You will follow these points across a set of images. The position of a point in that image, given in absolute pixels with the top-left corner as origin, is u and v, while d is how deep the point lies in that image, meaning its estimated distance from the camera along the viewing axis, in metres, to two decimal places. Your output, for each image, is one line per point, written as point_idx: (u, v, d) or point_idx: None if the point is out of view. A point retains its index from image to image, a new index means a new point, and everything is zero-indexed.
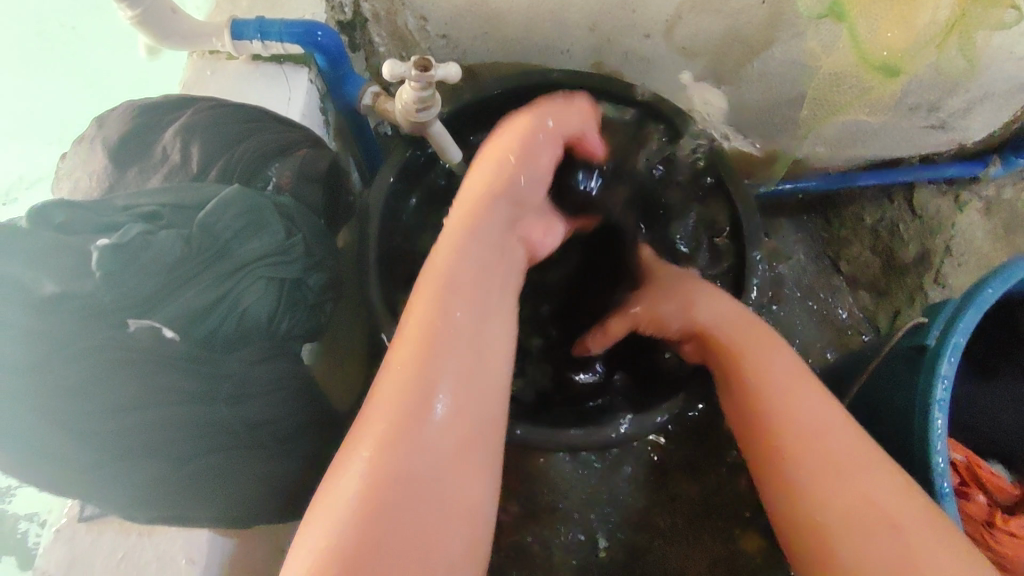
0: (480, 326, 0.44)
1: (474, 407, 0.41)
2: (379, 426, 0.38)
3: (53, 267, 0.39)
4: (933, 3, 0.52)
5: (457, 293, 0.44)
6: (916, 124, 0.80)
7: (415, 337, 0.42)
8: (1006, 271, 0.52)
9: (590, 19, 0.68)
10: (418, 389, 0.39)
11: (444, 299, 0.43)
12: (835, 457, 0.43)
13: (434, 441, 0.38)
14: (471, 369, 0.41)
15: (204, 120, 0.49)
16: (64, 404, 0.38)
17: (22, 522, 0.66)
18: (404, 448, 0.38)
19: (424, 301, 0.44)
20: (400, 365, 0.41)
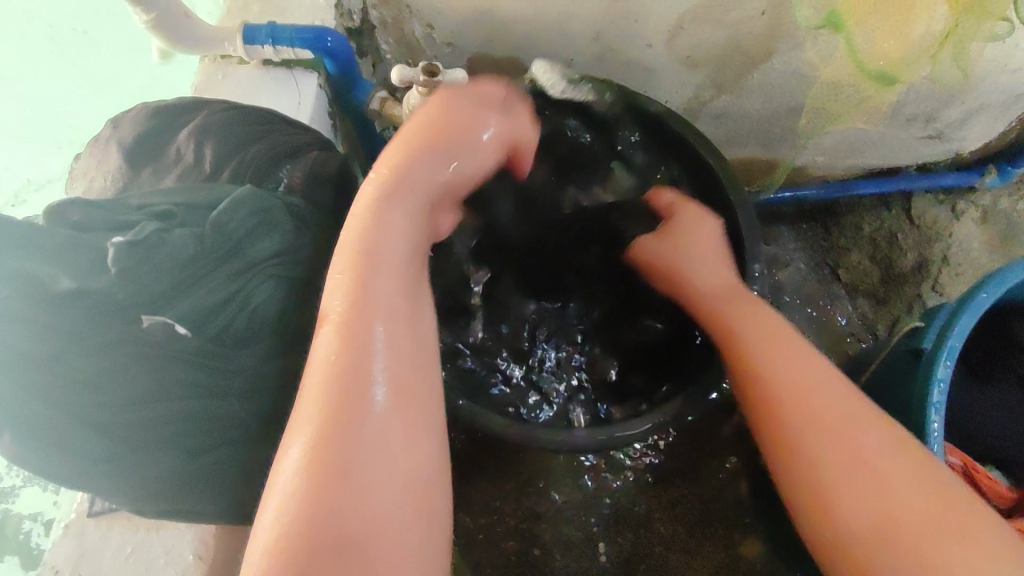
0: (404, 298, 0.43)
1: (409, 385, 0.40)
2: (315, 415, 0.38)
3: (72, 264, 0.40)
4: (927, 16, 0.53)
5: (387, 270, 0.43)
6: (914, 135, 0.81)
7: (339, 324, 0.40)
8: (1000, 276, 0.53)
9: (594, 29, 0.70)
10: (349, 379, 0.39)
11: (368, 278, 0.42)
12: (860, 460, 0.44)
13: (374, 432, 0.38)
14: (399, 345, 0.41)
15: (217, 122, 0.51)
16: (81, 394, 0.39)
17: (25, 522, 0.67)
18: (343, 443, 0.37)
19: (345, 284, 0.42)
20: (325, 360, 0.40)
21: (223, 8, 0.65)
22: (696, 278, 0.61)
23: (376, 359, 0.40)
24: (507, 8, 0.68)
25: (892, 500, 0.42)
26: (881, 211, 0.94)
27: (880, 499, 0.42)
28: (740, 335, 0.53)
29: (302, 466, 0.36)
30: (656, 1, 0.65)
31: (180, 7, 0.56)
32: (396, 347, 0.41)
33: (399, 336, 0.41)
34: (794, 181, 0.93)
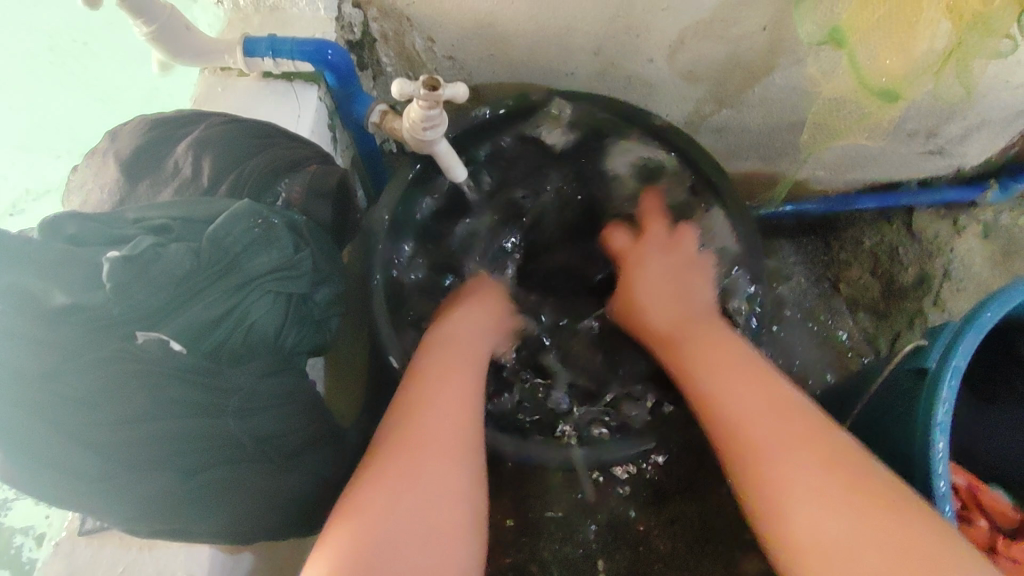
0: (456, 386, 0.52)
1: (451, 455, 0.48)
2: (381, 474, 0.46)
3: (66, 279, 0.40)
4: (931, 33, 0.53)
5: (449, 368, 0.54)
6: (915, 150, 0.81)
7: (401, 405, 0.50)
8: (1004, 295, 0.53)
9: (595, 44, 0.70)
10: (417, 434, 0.48)
11: (436, 370, 0.54)
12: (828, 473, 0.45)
13: (426, 476, 0.46)
14: (448, 423, 0.49)
15: (216, 135, 0.50)
16: (74, 411, 0.39)
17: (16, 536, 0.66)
18: (401, 481, 0.45)
19: (420, 373, 0.53)
20: (399, 420, 0.49)
21: (223, 19, 0.65)
22: (646, 307, 0.64)
23: (438, 422, 0.49)
24: (509, 23, 0.68)
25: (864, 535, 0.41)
26: (881, 225, 0.93)
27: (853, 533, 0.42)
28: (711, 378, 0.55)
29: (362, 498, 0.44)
30: (658, 17, 0.65)
31: (181, 19, 0.56)
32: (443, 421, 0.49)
33: (445, 413, 0.50)
34: (794, 196, 0.93)
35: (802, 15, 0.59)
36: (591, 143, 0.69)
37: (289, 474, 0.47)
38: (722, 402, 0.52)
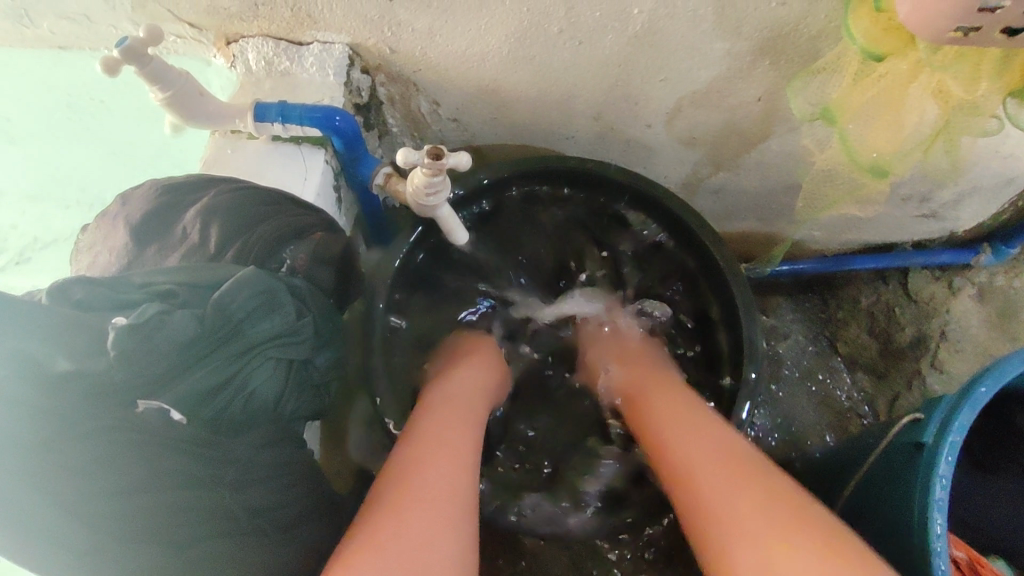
0: (454, 443, 0.51)
1: (446, 507, 0.45)
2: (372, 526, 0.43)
3: (70, 343, 0.40)
4: (918, 114, 0.54)
5: (442, 426, 0.53)
6: (909, 213, 0.85)
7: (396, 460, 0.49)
8: (999, 368, 0.53)
9: (594, 109, 0.72)
10: (406, 485, 0.46)
11: (428, 428, 0.52)
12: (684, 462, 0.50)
13: (412, 534, 0.42)
14: (447, 476, 0.47)
15: (225, 202, 0.51)
16: (71, 481, 0.39)
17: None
18: (390, 533, 0.42)
19: (410, 437, 0.52)
20: (391, 474, 0.47)
21: (235, 82, 0.67)
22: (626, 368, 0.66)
23: (432, 479, 0.47)
24: (511, 89, 0.70)
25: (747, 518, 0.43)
26: (877, 285, 0.96)
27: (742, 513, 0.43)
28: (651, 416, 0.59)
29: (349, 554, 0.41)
30: (657, 88, 0.67)
31: (195, 85, 0.58)
32: (440, 471, 0.47)
33: (445, 464, 0.48)
34: (793, 256, 0.97)
35: (794, 92, 0.61)
36: (591, 203, 0.70)
37: (287, 547, 0.46)
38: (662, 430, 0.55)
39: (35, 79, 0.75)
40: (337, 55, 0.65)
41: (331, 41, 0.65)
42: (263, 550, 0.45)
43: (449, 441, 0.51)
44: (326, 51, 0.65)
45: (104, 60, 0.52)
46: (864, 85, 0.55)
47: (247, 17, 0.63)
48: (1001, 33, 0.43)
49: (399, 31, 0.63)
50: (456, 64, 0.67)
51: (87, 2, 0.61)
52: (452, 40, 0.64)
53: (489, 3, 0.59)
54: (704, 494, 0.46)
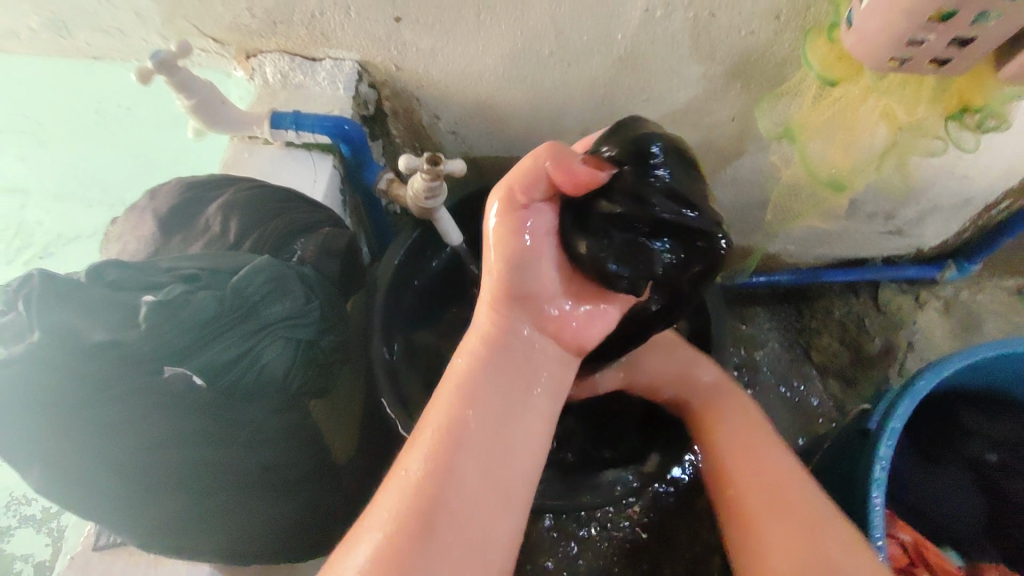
0: (516, 403, 0.46)
1: (494, 486, 0.44)
2: (404, 504, 0.41)
3: (107, 319, 0.47)
4: (870, 137, 0.60)
5: (496, 377, 0.46)
6: (876, 230, 0.91)
7: (443, 423, 0.44)
8: (937, 366, 0.59)
9: (583, 125, 0.78)
10: (445, 460, 0.43)
11: (477, 396, 0.45)
12: (742, 452, 0.58)
13: (443, 549, 0.40)
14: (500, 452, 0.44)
15: (244, 198, 0.57)
16: (105, 437, 0.44)
17: (18, 560, 0.81)
18: (414, 552, 0.39)
19: (453, 397, 0.45)
20: (431, 439, 0.44)
21: (254, 93, 0.73)
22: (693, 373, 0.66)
23: (462, 491, 0.42)
24: (507, 106, 0.76)
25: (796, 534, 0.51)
26: (849, 297, 1.02)
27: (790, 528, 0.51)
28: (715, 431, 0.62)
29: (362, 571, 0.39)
30: (640, 107, 0.74)
31: (218, 94, 0.64)
32: (487, 446, 0.44)
33: (494, 436, 0.44)
34: (768, 267, 1.03)
35: (760, 114, 0.69)
36: None
37: (282, 502, 0.52)
38: (725, 435, 0.61)
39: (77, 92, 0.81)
40: (347, 70, 0.72)
41: (343, 58, 0.71)
42: (277, 500, 0.52)
43: (505, 401, 0.46)
44: (338, 67, 0.71)
45: (139, 70, 0.58)
46: (821, 108, 0.61)
47: (266, 34, 0.69)
48: (932, 63, 0.49)
49: (404, 50, 0.70)
50: (457, 81, 0.73)
51: (122, 18, 0.68)
52: (453, 59, 0.70)
53: (487, 27, 0.66)
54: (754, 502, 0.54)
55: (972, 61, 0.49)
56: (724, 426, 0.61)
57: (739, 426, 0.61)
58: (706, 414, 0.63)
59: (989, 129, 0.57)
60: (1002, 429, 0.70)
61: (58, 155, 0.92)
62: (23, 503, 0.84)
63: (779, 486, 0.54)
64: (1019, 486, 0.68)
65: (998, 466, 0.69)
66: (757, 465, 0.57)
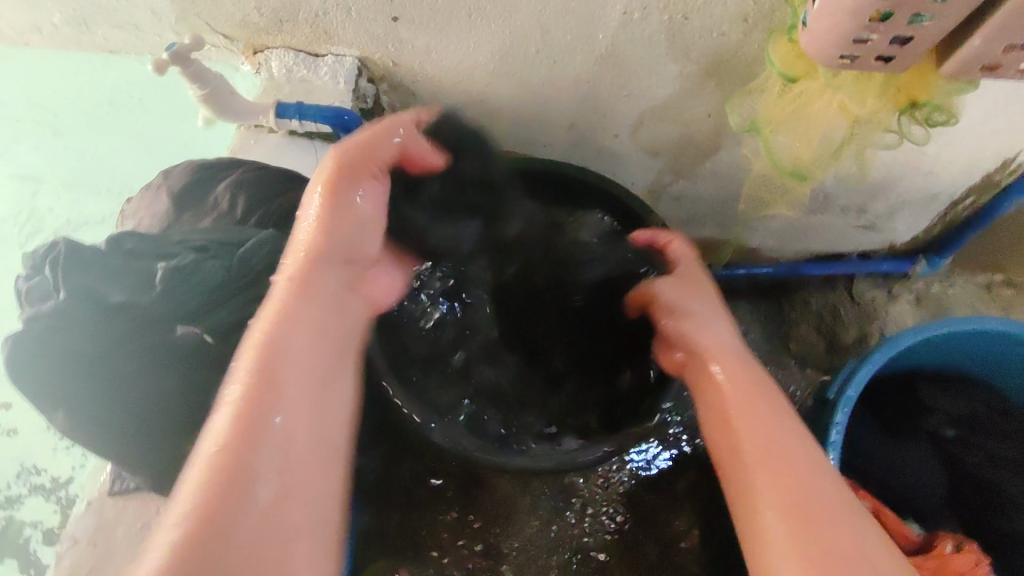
0: (318, 363, 0.49)
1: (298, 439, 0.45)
2: (212, 469, 0.40)
3: (124, 282, 0.52)
4: (831, 129, 0.65)
5: (299, 333, 0.48)
6: (850, 224, 0.95)
7: (247, 383, 0.44)
8: (892, 340, 0.65)
9: (569, 119, 0.83)
10: (255, 422, 0.43)
11: (283, 358, 0.46)
12: (760, 442, 0.47)
13: (251, 512, 0.40)
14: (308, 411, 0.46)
15: (251, 178, 0.62)
16: (121, 386, 0.49)
17: (26, 527, 0.86)
18: (221, 518, 0.39)
19: (260, 360, 0.45)
20: (240, 402, 0.43)
21: (260, 86, 0.78)
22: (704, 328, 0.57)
23: (270, 448, 0.43)
24: (496, 101, 0.81)
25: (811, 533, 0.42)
26: (827, 291, 1.07)
27: (801, 527, 0.42)
28: (733, 410, 0.50)
29: (171, 537, 0.38)
30: (621, 103, 0.79)
31: (227, 85, 0.69)
32: (294, 406, 0.45)
33: (295, 391, 0.46)
34: (749, 260, 1.07)
35: (732, 108, 0.74)
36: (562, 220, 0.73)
37: None
38: (737, 415, 0.50)
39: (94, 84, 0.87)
40: (348, 65, 0.77)
41: (343, 54, 0.76)
42: None
43: (310, 358, 0.48)
44: (339, 62, 0.76)
45: (155, 62, 0.64)
46: (784, 104, 0.66)
47: (273, 31, 0.75)
48: (876, 61, 0.54)
49: (401, 47, 0.75)
50: (450, 77, 0.78)
51: (138, 15, 0.73)
52: (447, 56, 0.75)
53: (477, 26, 0.71)
54: (775, 497, 0.44)
55: (913, 59, 0.54)
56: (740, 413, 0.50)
57: (760, 413, 0.49)
58: (727, 390, 0.52)
59: (939, 123, 0.63)
60: (958, 406, 0.75)
61: (73, 145, 0.97)
62: (33, 473, 0.88)
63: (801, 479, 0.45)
64: (975, 457, 0.73)
65: (954, 440, 0.74)
66: (784, 464, 0.46)
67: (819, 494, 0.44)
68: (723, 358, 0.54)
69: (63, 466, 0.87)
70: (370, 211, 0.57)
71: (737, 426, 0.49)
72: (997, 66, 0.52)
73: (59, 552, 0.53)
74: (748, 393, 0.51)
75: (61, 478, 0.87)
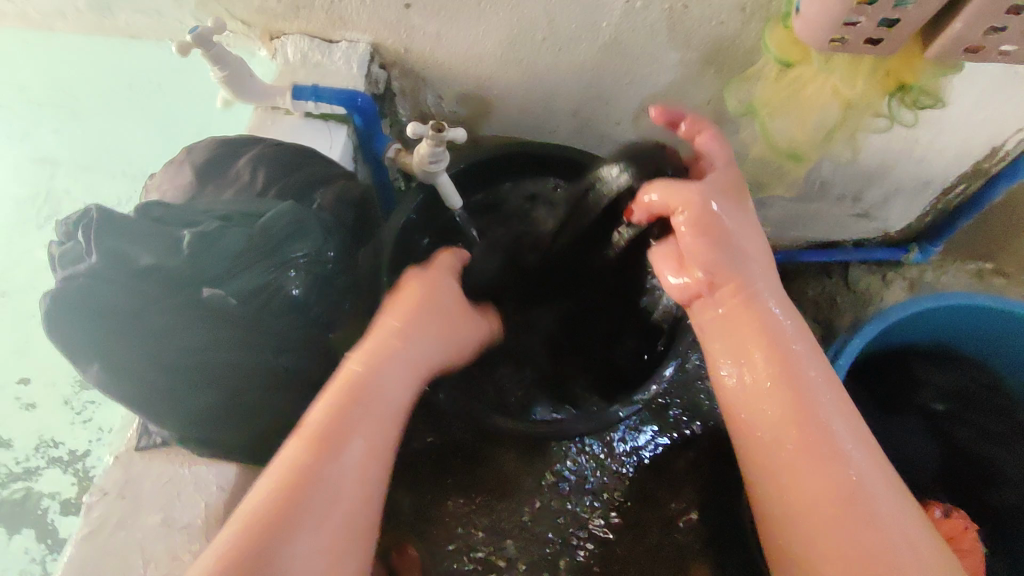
0: (392, 391, 0.53)
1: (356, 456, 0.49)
2: (283, 482, 0.47)
3: (152, 246, 0.55)
4: (822, 115, 0.68)
5: (377, 369, 0.54)
6: (845, 212, 0.98)
7: (323, 413, 0.50)
8: (886, 313, 0.69)
9: (573, 106, 0.86)
10: (320, 444, 0.48)
11: (358, 392, 0.52)
12: (805, 433, 0.50)
13: (306, 520, 0.45)
14: (376, 434, 0.51)
15: (270, 154, 0.65)
16: (152, 342, 0.53)
17: (44, 497, 0.89)
18: (278, 521, 0.45)
19: (337, 394, 0.52)
20: (310, 430, 0.49)
21: (276, 69, 0.81)
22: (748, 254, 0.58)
23: (333, 466, 0.48)
24: (503, 87, 0.84)
25: (848, 520, 0.47)
26: (823, 277, 1.11)
27: (838, 514, 0.47)
28: (783, 394, 0.52)
29: (232, 534, 0.44)
30: (624, 89, 0.82)
31: (246, 68, 0.71)
32: (363, 430, 0.50)
33: (367, 418, 0.51)
34: None
35: (728, 93, 0.76)
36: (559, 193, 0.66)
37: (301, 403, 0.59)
38: (786, 401, 0.51)
39: (116, 68, 0.90)
40: (360, 51, 0.79)
41: (357, 40, 0.79)
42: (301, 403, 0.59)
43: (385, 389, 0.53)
44: (352, 48, 0.79)
45: (180, 43, 0.65)
46: (780, 88, 0.69)
47: (290, 17, 0.78)
48: (865, 43, 0.57)
49: (412, 34, 0.78)
50: (459, 63, 0.81)
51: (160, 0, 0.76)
52: (456, 43, 0.78)
53: (486, 13, 0.74)
54: (821, 491, 0.48)
55: (900, 43, 0.57)
56: (802, 401, 0.51)
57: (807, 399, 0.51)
58: (774, 366, 0.52)
59: (926, 106, 0.66)
60: (948, 380, 0.78)
61: (91, 129, 1.00)
62: (51, 445, 0.92)
63: (839, 473, 0.48)
64: (964, 432, 0.77)
65: (944, 413, 0.78)
66: (827, 454, 0.49)
67: (855, 485, 0.48)
68: (776, 320, 0.55)
69: (79, 438, 0.91)
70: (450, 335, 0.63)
71: (782, 412, 0.51)
72: (980, 48, 0.55)
73: (88, 503, 0.56)
74: (791, 380, 0.52)
75: (78, 450, 0.91)
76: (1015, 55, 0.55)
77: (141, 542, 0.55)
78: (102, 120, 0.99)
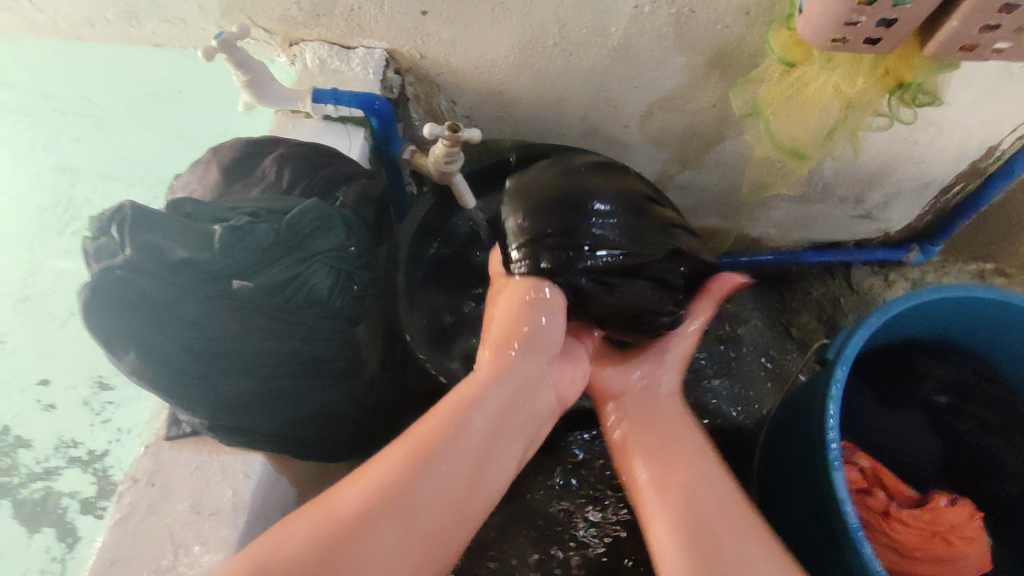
0: (465, 452, 0.49)
1: (407, 511, 0.45)
2: (320, 515, 0.44)
3: (184, 240, 0.57)
4: (825, 113, 0.71)
5: (457, 424, 0.50)
6: (849, 214, 1.00)
7: (396, 451, 0.48)
8: (886, 306, 0.69)
9: (582, 111, 0.88)
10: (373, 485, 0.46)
11: (433, 443, 0.49)
12: (672, 463, 0.56)
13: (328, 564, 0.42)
14: (440, 491, 0.47)
15: (295, 152, 0.67)
16: (185, 331, 0.55)
17: (63, 497, 0.92)
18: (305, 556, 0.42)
19: (414, 437, 0.49)
20: (374, 466, 0.48)
21: (296, 76, 0.83)
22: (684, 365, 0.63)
23: (380, 518, 0.44)
24: (514, 92, 0.87)
25: (694, 535, 0.50)
26: (826, 279, 1.11)
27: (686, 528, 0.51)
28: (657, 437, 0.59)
29: (261, 552, 0.43)
30: (631, 94, 0.84)
31: (269, 73, 0.73)
32: (424, 484, 0.47)
33: (430, 469, 0.47)
34: (752, 249, 1.11)
35: (734, 93, 0.78)
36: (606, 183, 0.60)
37: (325, 393, 0.61)
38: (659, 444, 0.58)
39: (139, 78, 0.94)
40: (377, 57, 0.82)
41: (374, 47, 0.82)
42: (324, 391, 0.61)
43: (462, 447, 0.49)
44: (369, 54, 0.82)
45: (206, 48, 0.67)
46: (783, 87, 0.71)
47: (309, 25, 0.81)
48: (865, 43, 0.60)
49: (427, 40, 0.81)
50: (471, 69, 0.84)
51: (185, 9, 0.79)
52: (469, 49, 0.81)
53: (499, 20, 0.77)
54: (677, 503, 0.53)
55: (899, 41, 0.59)
56: (679, 443, 0.57)
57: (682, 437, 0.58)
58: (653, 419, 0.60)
59: (924, 104, 0.69)
60: (950, 372, 0.79)
61: (114, 137, 1.04)
62: (70, 446, 0.95)
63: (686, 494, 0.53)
64: (966, 423, 0.79)
65: (947, 406, 0.80)
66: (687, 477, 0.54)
67: (696, 503, 0.52)
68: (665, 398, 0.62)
69: (99, 439, 0.94)
70: (539, 340, 0.58)
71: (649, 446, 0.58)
72: (974, 46, 0.57)
73: (120, 491, 0.58)
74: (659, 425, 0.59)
75: (97, 451, 0.94)
76: (1009, 52, 0.57)
77: (170, 527, 0.56)
78: (126, 128, 1.03)
